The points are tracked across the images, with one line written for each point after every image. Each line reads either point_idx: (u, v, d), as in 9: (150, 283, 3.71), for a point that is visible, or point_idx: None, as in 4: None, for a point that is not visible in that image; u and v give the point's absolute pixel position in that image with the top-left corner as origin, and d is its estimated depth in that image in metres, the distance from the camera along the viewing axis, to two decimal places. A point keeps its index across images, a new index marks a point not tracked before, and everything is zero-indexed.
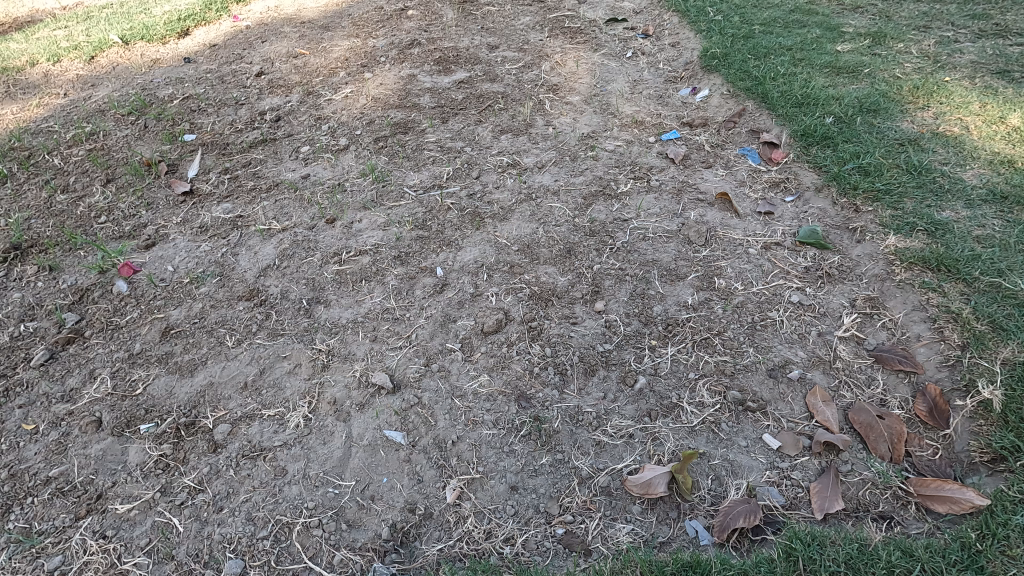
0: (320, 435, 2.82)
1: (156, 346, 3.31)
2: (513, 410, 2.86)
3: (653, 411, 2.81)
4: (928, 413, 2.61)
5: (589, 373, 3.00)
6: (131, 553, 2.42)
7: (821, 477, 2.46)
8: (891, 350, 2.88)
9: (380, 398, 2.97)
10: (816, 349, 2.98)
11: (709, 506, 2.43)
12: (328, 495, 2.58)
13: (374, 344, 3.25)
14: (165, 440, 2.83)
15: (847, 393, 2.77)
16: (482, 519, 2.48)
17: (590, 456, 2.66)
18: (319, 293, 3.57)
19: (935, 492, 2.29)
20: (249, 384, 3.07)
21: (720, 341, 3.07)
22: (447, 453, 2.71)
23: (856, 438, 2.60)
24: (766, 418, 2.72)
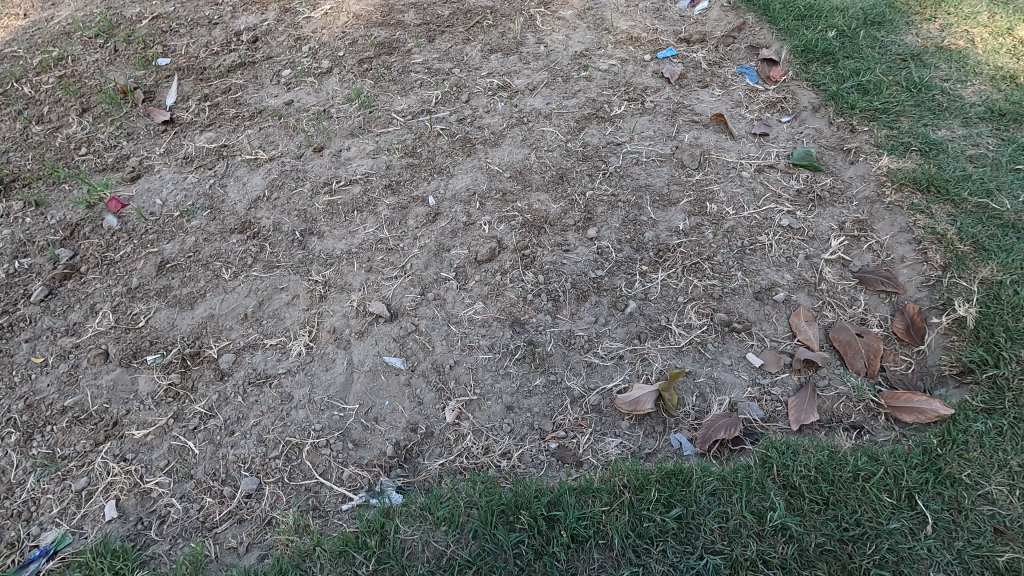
0: (322, 362, 2.93)
1: (154, 280, 3.34)
2: (508, 335, 2.96)
3: (642, 333, 2.92)
4: (904, 331, 2.72)
5: (582, 298, 3.08)
6: (152, 474, 2.56)
7: (799, 392, 2.61)
8: (875, 271, 2.95)
9: (378, 326, 3.05)
10: (802, 271, 3.05)
11: (692, 420, 2.59)
12: (334, 418, 2.72)
13: (370, 274, 3.29)
14: (173, 370, 2.93)
15: (829, 313, 2.87)
16: (481, 436, 2.63)
17: (582, 377, 2.79)
18: (312, 224, 3.57)
19: (905, 403, 2.43)
20: (250, 316, 3.14)
21: (710, 265, 3.13)
22: (445, 376, 2.83)
23: (834, 354, 2.73)
24: (750, 338, 2.84)
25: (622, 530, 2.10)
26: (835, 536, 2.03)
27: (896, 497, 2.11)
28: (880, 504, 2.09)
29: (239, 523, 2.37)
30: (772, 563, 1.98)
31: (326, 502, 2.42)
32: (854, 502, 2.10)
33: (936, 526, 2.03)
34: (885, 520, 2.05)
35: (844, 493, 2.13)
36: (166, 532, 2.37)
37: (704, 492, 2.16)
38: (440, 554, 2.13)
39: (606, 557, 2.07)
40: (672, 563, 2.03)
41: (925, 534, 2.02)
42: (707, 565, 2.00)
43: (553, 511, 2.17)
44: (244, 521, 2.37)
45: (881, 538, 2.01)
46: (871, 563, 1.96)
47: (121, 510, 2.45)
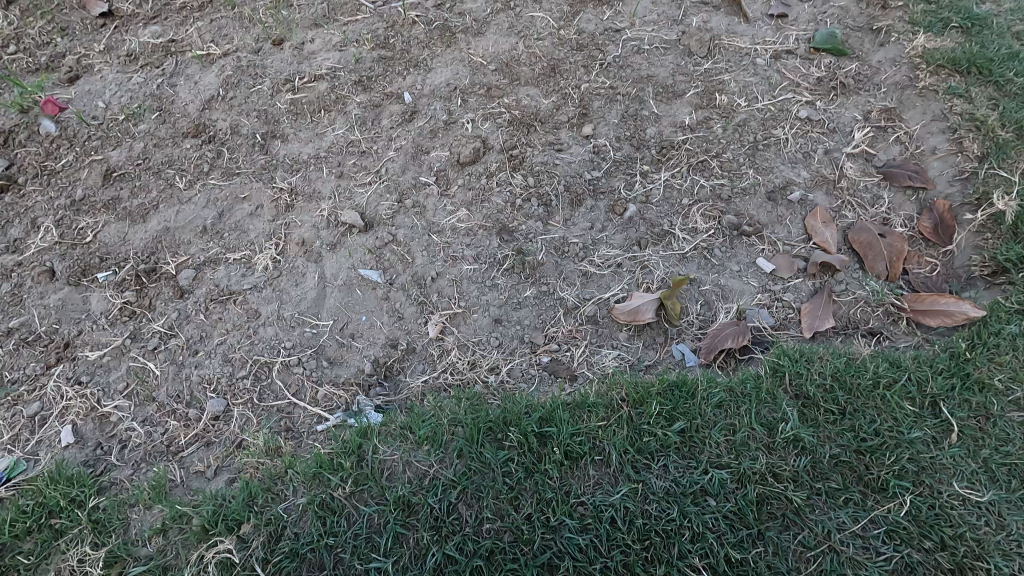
0: (291, 277, 2.66)
1: (101, 191, 3.00)
2: (495, 244, 2.68)
3: (642, 239, 2.65)
4: (932, 230, 2.47)
5: (576, 203, 2.78)
6: (110, 397, 2.35)
7: (813, 298, 2.38)
8: (902, 165, 2.65)
9: (352, 237, 2.77)
10: (821, 168, 2.74)
11: (696, 330, 2.37)
12: (306, 335, 2.49)
13: (341, 180, 2.96)
14: (127, 288, 2.66)
15: (849, 213, 2.60)
16: (466, 351, 2.42)
17: (576, 287, 2.55)
18: (274, 126, 3.18)
19: (930, 306, 2.22)
20: (209, 228, 2.84)
21: (718, 163, 2.82)
22: (427, 289, 2.59)
23: (853, 258, 2.48)
24: (761, 242, 2.58)
25: (620, 446, 1.92)
26: (852, 447, 1.85)
27: (918, 405, 1.93)
28: (901, 413, 1.91)
29: (206, 446, 2.17)
30: (782, 476, 1.82)
31: (300, 423, 2.23)
32: (872, 411, 1.92)
33: (962, 434, 1.86)
34: (906, 429, 1.88)
35: (862, 402, 1.95)
36: (127, 458, 2.17)
37: (710, 404, 1.98)
38: (422, 474, 1.94)
39: (603, 474, 1.89)
40: (675, 478, 1.85)
41: (949, 443, 1.85)
42: (712, 480, 1.83)
43: (545, 427, 1.98)
44: (212, 444, 2.18)
45: (902, 448, 1.84)
46: (891, 474, 1.79)
47: (78, 436, 2.26)
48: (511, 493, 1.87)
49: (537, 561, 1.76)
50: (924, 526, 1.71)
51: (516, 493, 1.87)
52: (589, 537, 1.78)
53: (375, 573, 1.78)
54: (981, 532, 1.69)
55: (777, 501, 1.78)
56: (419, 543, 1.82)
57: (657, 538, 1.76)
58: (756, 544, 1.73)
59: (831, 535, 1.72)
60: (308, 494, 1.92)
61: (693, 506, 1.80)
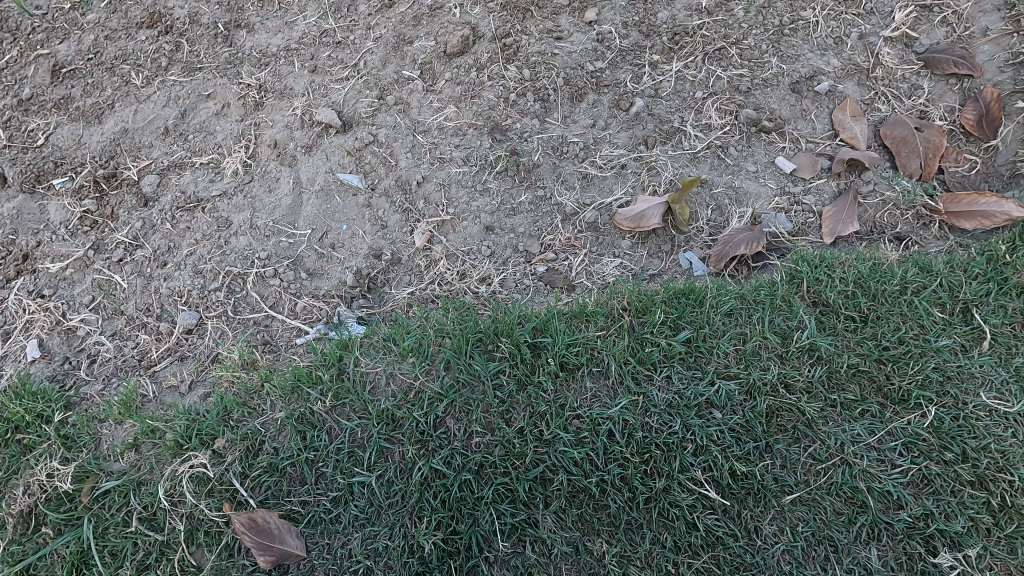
0: (264, 182, 2.43)
1: (50, 90, 2.71)
2: (486, 145, 2.43)
3: (650, 138, 2.39)
4: (975, 123, 2.20)
5: (577, 98, 2.50)
6: (76, 311, 2.20)
7: (837, 200, 2.16)
8: (947, 50, 2.34)
9: (328, 138, 2.51)
10: (854, 55, 2.42)
11: (706, 236, 2.17)
12: (282, 245, 2.29)
13: (315, 75, 2.65)
14: (87, 196, 2.45)
15: (883, 105, 2.32)
16: (455, 261, 2.23)
17: (575, 192, 2.32)
18: (238, 14, 2.82)
19: (967, 208, 2.01)
20: (171, 129, 2.57)
21: (737, 51, 2.49)
22: (412, 195, 2.36)
23: (884, 156, 2.24)
24: (782, 140, 2.32)
25: (620, 357, 1.77)
26: (872, 356, 1.70)
27: (948, 312, 1.76)
28: (929, 319, 1.75)
29: (180, 361, 2.04)
30: (795, 388, 1.68)
31: (277, 336, 2.09)
32: (896, 319, 1.76)
33: (994, 342, 1.70)
34: (933, 336, 1.72)
35: (887, 309, 1.78)
36: (97, 373, 2.04)
37: (719, 312, 1.82)
38: (407, 387, 1.81)
39: (601, 386, 1.76)
40: (679, 390, 1.72)
41: (980, 351, 1.69)
42: (719, 391, 1.69)
43: (539, 338, 1.84)
44: (186, 359, 2.05)
45: (927, 357, 1.69)
46: (913, 384, 1.65)
47: (44, 351, 2.12)
48: (502, 406, 1.75)
49: (529, 475, 1.66)
50: (945, 438, 1.59)
51: (508, 406, 1.75)
52: (585, 451, 1.66)
53: (359, 487, 1.69)
54: (1007, 444, 1.57)
55: (787, 413, 1.65)
56: (404, 457, 1.71)
57: (657, 451, 1.65)
58: (763, 456, 1.62)
59: (844, 447, 1.60)
60: (286, 408, 1.80)
61: (697, 418, 1.67)
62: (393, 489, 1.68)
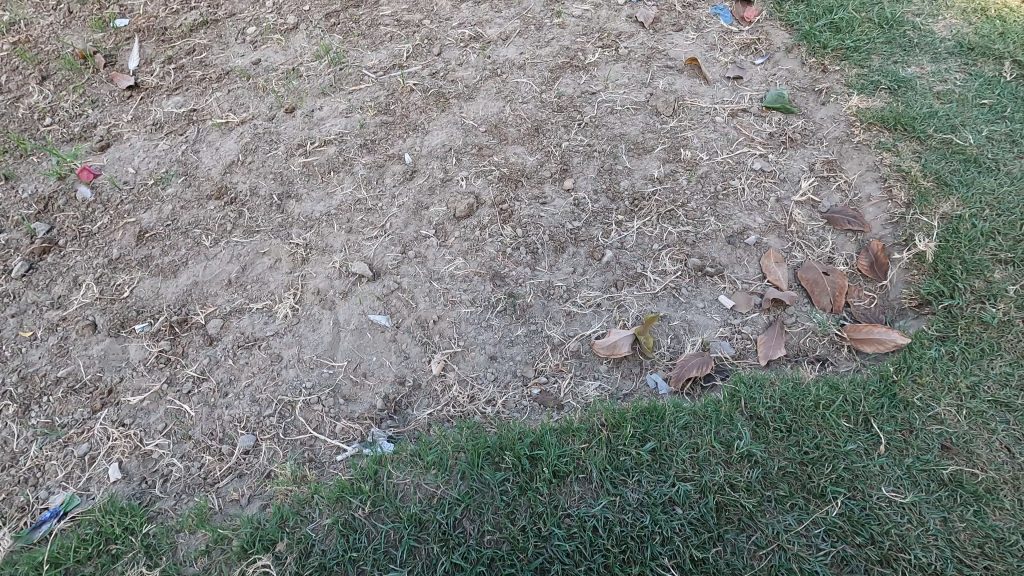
0: (309, 323, 3.00)
1: (134, 250, 3.35)
2: (488, 289, 3.04)
3: (619, 281, 3.01)
4: (868, 267, 2.83)
5: (559, 250, 3.15)
6: (152, 436, 2.65)
7: (768, 330, 2.73)
8: (843, 210, 3.04)
9: (361, 286, 3.11)
10: (773, 214, 3.12)
11: (668, 360, 2.71)
12: (323, 375, 2.81)
13: (351, 235, 3.32)
14: (162, 337, 2.99)
15: (799, 253, 2.97)
16: (466, 386, 2.74)
17: (561, 325, 2.89)
18: (289, 187, 3.56)
19: (866, 335, 2.56)
20: (233, 281, 3.18)
21: (684, 212, 3.20)
22: (430, 331, 2.92)
23: (802, 293, 2.84)
24: (723, 281, 2.94)
25: (600, 464, 2.23)
26: (796, 459, 2.18)
27: (853, 422, 2.26)
28: (839, 428, 2.24)
29: (240, 477, 2.48)
30: (738, 486, 2.13)
31: (321, 454, 2.54)
32: (814, 428, 2.25)
33: (888, 445, 2.19)
34: (843, 442, 2.20)
35: (806, 420, 2.28)
36: (170, 490, 2.46)
37: (677, 426, 2.31)
38: (431, 494, 2.24)
39: (586, 489, 2.20)
40: (647, 490, 2.17)
41: (878, 453, 2.17)
42: (679, 491, 2.14)
43: (536, 450, 2.30)
44: (244, 475, 2.48)
45: (839, 458, 2.17)
46: (828, 481, 2.11)
47: (124, 472, 2.54)
48: (508, 508, 2.18)
49: (531, 565, 2.05)
50: (856, 524, 2.02)
51: (512, 508, 2.17)
52: (575, 544, 2.07)
53: None
54: (904, 528, 2.00)
55: (733, 507, 2.09)
56: (430, 553, 2.11)
57: (632, 543, 2.06)
58: (716, 544, 2.03)
59: (779, 535, 2.02)
60: (332, 515, 2.22)
61: (663, 514, 2.11)
62: None
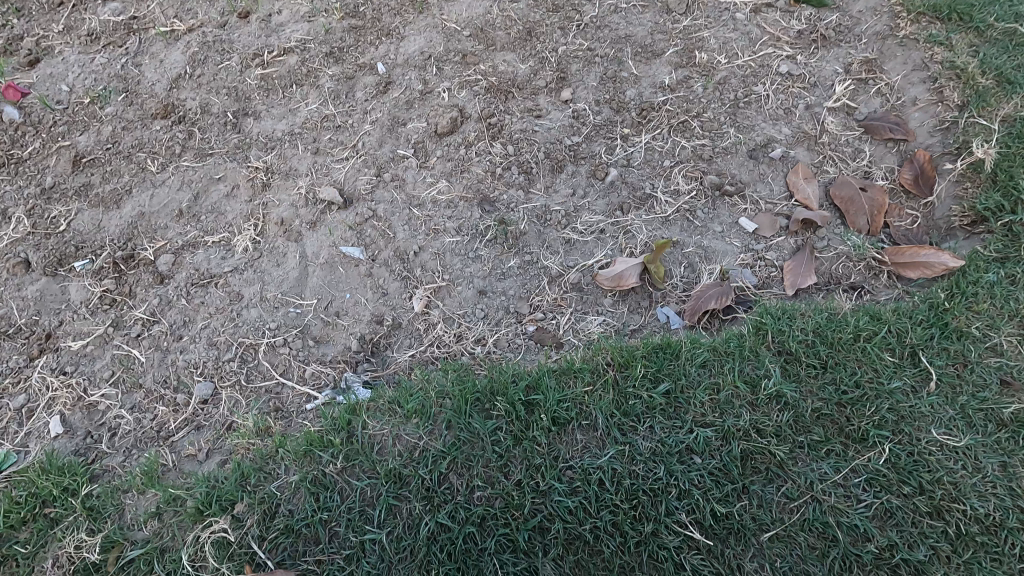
0: (272, 257, 2.63)
1: (71, 179, 2.92)
2: (476, 215, 2.65)
3: (625, 204, 2.63)
4: (912, 182, 2.46)
5: (557, 170, 2.75)
6: (97, 386, 2.33)
7: (795, 255, 2.38)
8: (883, 117, 2.64)
9: (331, 214, 2.72)
10: (802, 124, 2.71)
11: (681, 292, 2.38)
12: (289, 315, 2.47)
13: (318, 156, 2.90)
14: (106, 276, 2.62)
15: (831, 168, 2.59)
16: (452, 324, 2.41)
17: (559, 255, 2.54)
18: (245, 103, 3.10)
19: (910, 260, 2.23)
20: (185, 211, 2.78)
21: (699, 123, 2.78)
22: (410, 264, 2.56)
23: (835, 213, 2.48)
24: (744, 202, 2.57)
25: (606, 409, 1.94)
26: (833, 399, 1.89)
27: (898, 356, 1.96)
28: (881, 364, 1.94)
29: (197, 430, 2.18)
30: (765, 431, 1.85)
31: (288, 403, 2.23)
32: (853, 364, 1.95)
33: (940, 382, 1.90)
34: (886, 379, 1.91)
35: (844, 355, 1.97)
36: (119, 445, 2.17)
37: (694, 364, 2.01)
38: (413, 447, 1.96)
39: (590, 438, 1.92)
40: (661, 438, 1.88)
41: (928, 391, 1.89)
42: (697, 438, 1.86)
43: (532, 395, 2.00)
44: (202, 427, 2.19)
45: (882, 398, 1.88)
46: (871, 424, 1.83)
47: (67, 426, 2.24)
48: (500, 460, 1.90)
49: (528, 524, 1.79)
50: (903, 472, 1.75)
51: (505, 460, 1.89)
52: (578, 499, 1.81)
53: (370, 544, 1.81)
54: (958, 476, 1.74)
55: (760, 456, 1.82)
56: (412, 513, 1.84)
57: (645, 497, 1.79)
58: (741, 497, 1.77)
59: (813, 485, 1.76)
60: (300, 472, 1.93)
61: (679, 464, 1.83)
62: (402, 545, 1.80)
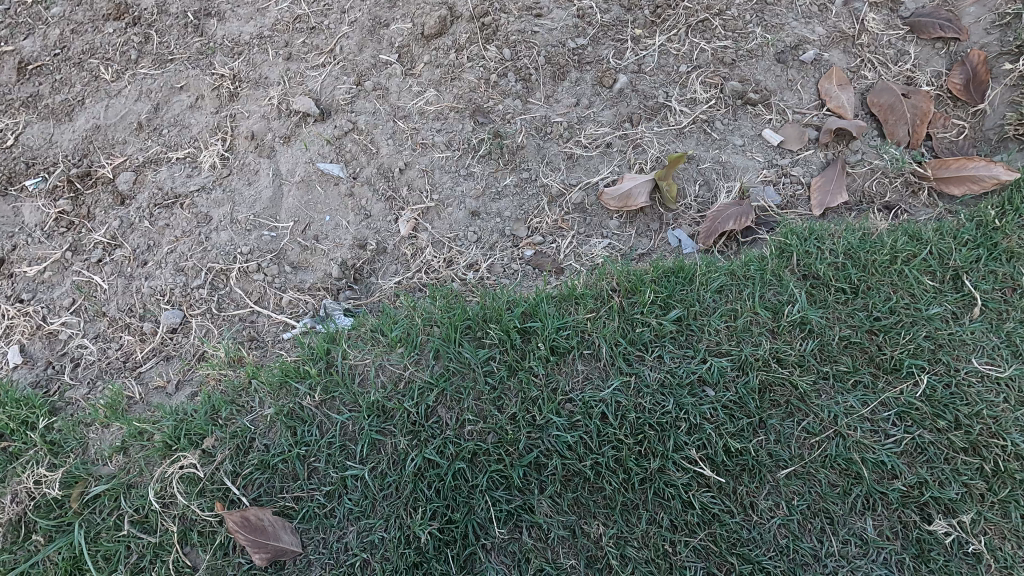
0: (243, 176, 2.38)
1: (17, 88, 2.61)
2: (468, 128, 2.37)
3: (635, 115, 2.35)
4: (962, 87, 2.19)
5: (559, 77, 2.44)
6: (57, 314, 2.14)
7: (825, 171, 2.13)
8: (932, 14, 2.31)
9: (307, 127, 2.44)
10: (838, 22, 2.38)
11: (695, 213, 2.14)
12: (263, 239, 2.24)
13: (290, 63, 2.58)
14: (61, 196, 2.38)
15: (869, 73, 2.29)
16: (441, 249, 2.19)
17: (561, 173, 2.28)
18: (208, 3, 2.74)
19: (955, 173, 1.99)
20: (145, 125, 2.50)
21: (721, 22, 2.44)
22: (396, 183, 2.31)
23: (872, 124, 2.21)
24: (768, 112, 2.29)
25: (611, 337, 1.75)
26: (864, 327, 1.70)
27: (938, 279, 1.76)
28: (920, 288, 1.74)
29: (166, 361, 2.01)
30: (787, 362, 1.67)
31: (264, 333, 2.05)
32: (887, 288, 1.75)
33: (984, 308, 1.70)
34: (925, 305, 1.71)
35: (877, 279, 1.77)
36: (82, 377, 2.00)
37: (709, 289, 1.81)
38: (397, 378, 1.79)
39: (592, 369, 1.74)
40: (670, 369, 1.71)
41: (970, 318, 1.69)
42: (711, 369, 1.68)
43: (528, 323, 1.82)
44: (172, 358, 2.01)
45: (919, 325, 1.69)
46: (905, 353, 1.65)
47: (27, 357, 2.07)
48: (493, 393, 1.73)
49: (523, 461, 1.64)
50: (938, 406, 1.59)
51: (499, 393, 1.73)
52: (578, 435, 1.65)
53: (352, 481, 1.68)
54: (999, 410, 1.57)
55: (780, 388, 1.64)
56: (397, 448, 1.69)
57: (651, 432, 1.63)
58: (757, 432, 1.61)
59: (837, 420, 1.60)
60: (274, 405, 1.77)
61: (690, 397, 1.66)
62: (387, 481, 1.67)
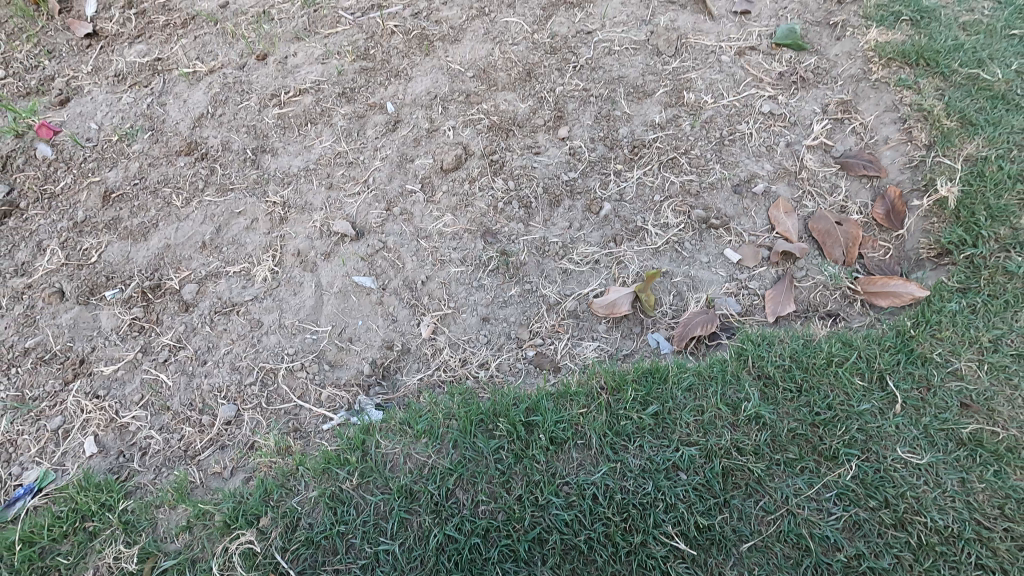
0: (290, 286, 2.82)
1: (101, 213, 3.11)
2: (480, 246, 2.85)
3: (618, 235, 2.83)
4: (884, 216, 2.67)
5: (554, 204, 2.95)
6: (128, 408, 2.50)
7: (776, 285, 2.57)
8: (857, 155, 2.85)
9: (345, 246, 2.91)
10: (782, 160, 2.91)
11: (670, 319, 2.56)
12: (307, 341, 2.65)
13: (331, 191, 3.11)
14: (135, 304, 2.81)
15: (810, 203, 2.79)
16: (457, 350, 2.59)
17: (557, 284, 2.73)
18: (264, 141, 3.31)
19: (881, 289, 2.43)
20: (208, 243, 2.98)
21: (687, 160, 2.98)
22: (418, 292, 2.75)
23: (813, 245, 2.67)
24: (729, 235, 2.76)
25: (600, 429, 2.11)
26: (807, 420, 2.07)
27: (867, 379, 2.15)
28: (851, 387, 2.13)
29: (222, 449, 2.36)
30: (745, 450, 2.02)
31: (306, 424, 2.41)
32: (826, 387, 2.14)
33: (905, 404, 2.08)
34: (856, 402, 2.09)
35: (817, 379, 2.16)
36: (149, 463, 2.34)
37: (680, 387, 2.18)
38: (422, 464, 2.13)
39: (585, 456, 2.09)
40: (649, 456, 2.06)
41: (894, 413, 2.06)
42: (683, 456, 2.03)
43: (531, 416, 2.18)
44: (227, 447, 2.36)
45: (852, 419, 2.06)
46: (841, 443, 2.01)
47: (101, 446, 2.41)
48: (503, 476, 2.07)
49: (528, 536, 1.96)
50: (870, 488, 1.92)
51: (507, 477, 2.06)
52: (574, 513, 1.97)
53: (383, 555, 1.98)
54: (920, 491, 1.91)
55: (740, 472, 1.99)
56: (422, 525, 2.01)
57: (634, 511, 1.96)
58: (722, 510, 1.94)
59: (788, 499, 1.93)
60: (318, 488, 2.11)
61: (666, 480, 2.00)
62: (413, 555, 1.97)
